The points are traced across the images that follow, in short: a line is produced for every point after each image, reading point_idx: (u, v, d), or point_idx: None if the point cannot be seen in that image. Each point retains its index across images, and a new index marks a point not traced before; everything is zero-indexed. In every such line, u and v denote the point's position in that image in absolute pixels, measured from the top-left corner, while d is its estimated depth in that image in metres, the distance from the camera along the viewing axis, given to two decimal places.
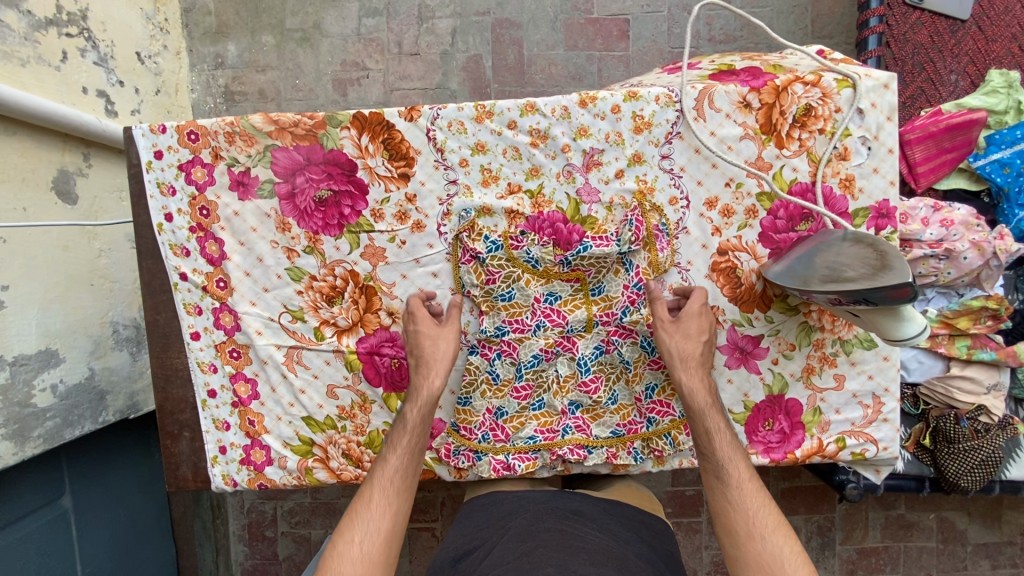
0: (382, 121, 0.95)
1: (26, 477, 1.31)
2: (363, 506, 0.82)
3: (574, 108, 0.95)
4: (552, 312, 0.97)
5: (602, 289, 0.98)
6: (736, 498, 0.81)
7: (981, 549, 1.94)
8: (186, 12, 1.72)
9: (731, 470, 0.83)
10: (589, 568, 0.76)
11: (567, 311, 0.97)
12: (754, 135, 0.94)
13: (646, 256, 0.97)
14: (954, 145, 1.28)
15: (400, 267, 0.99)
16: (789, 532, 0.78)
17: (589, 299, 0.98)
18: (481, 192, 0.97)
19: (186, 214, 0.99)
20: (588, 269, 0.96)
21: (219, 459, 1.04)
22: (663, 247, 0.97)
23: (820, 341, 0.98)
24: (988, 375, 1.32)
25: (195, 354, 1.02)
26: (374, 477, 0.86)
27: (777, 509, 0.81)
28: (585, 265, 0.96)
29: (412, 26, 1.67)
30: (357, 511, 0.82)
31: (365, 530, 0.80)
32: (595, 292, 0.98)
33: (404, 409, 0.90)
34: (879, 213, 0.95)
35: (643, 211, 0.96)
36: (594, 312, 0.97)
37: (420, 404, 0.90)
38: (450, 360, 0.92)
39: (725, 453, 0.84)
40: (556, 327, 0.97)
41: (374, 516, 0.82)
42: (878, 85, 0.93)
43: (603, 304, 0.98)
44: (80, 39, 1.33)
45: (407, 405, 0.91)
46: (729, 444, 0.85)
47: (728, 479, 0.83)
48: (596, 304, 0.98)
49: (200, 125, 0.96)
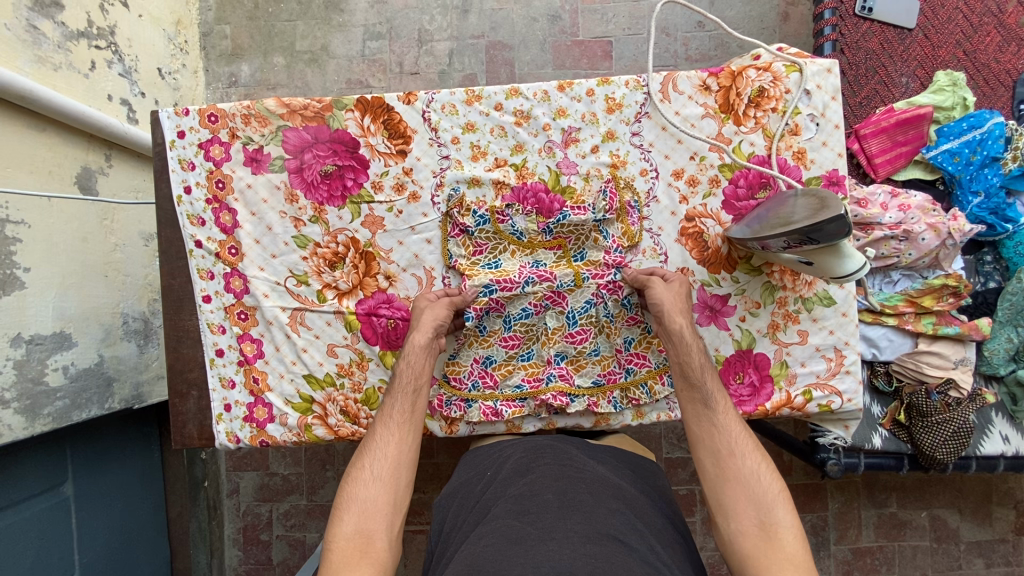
0: (383, 104, 1.07)
1: (31, 459, 1.33)
2: (372, 440, 0.92)
3: (553, 92, 1.06)
4: (541, 272, 1.03)
5: (584, 255, 1.06)
6: (720, 421, 0.91)
7: (975, 547, 1.83)
8: (204, 35, 1.87)
9: (718, 399, 0.92)
10: (587, 495, 0.85)
11: (555, 270, 1.04)
12: (714, 114, 1.06)
13: (619, 226, 1.06)
14: (908, 138, 1.36)
15: (397, 234, 1.09)
16: (758, 452, 0.88)
17: (572, 263, 1.06)
18: (471, 166, 1.08)
19: (204, 186, 1.09)
20: (568, 236, 1.05)
21: (223, 417, 1.11)
22: (635, 220, 1.07)
23: (784, 299, 1.07)
24: (954, 350, 1.31)
25: (206, 316, 1.10)
26: (379, 415, 0.95)
27: (751, 432, 0.91)
28: (565, 233, 1.05)
29: (413, 48, 1.83)
30: (365, 442, 0.93)
31: (373, 457, 0.90)
32: (577, 258, 1.06)
33: (399, 360, 0.98)
34: (829, 181, 1.06)
35: (617, 185, 1.06)
36: (582, 269, 1.04)
37: (413, 355, 0.97)
38: (434, 322, 0.99)
39: (714, 385, 0.94)
40: (545, 283, 1.02)
41: (379, 446, 0.91)
42: (822, 70, 1.04)
43: (590, 265, 1.05)
44: (108, 51, 1.47)
45: (401, 358, 0.98)
46: (714, 379, 0.94)
47: (715, 407, 0.92)
48: (580, 267, 1.05)
49: (220, 108, 1.08)
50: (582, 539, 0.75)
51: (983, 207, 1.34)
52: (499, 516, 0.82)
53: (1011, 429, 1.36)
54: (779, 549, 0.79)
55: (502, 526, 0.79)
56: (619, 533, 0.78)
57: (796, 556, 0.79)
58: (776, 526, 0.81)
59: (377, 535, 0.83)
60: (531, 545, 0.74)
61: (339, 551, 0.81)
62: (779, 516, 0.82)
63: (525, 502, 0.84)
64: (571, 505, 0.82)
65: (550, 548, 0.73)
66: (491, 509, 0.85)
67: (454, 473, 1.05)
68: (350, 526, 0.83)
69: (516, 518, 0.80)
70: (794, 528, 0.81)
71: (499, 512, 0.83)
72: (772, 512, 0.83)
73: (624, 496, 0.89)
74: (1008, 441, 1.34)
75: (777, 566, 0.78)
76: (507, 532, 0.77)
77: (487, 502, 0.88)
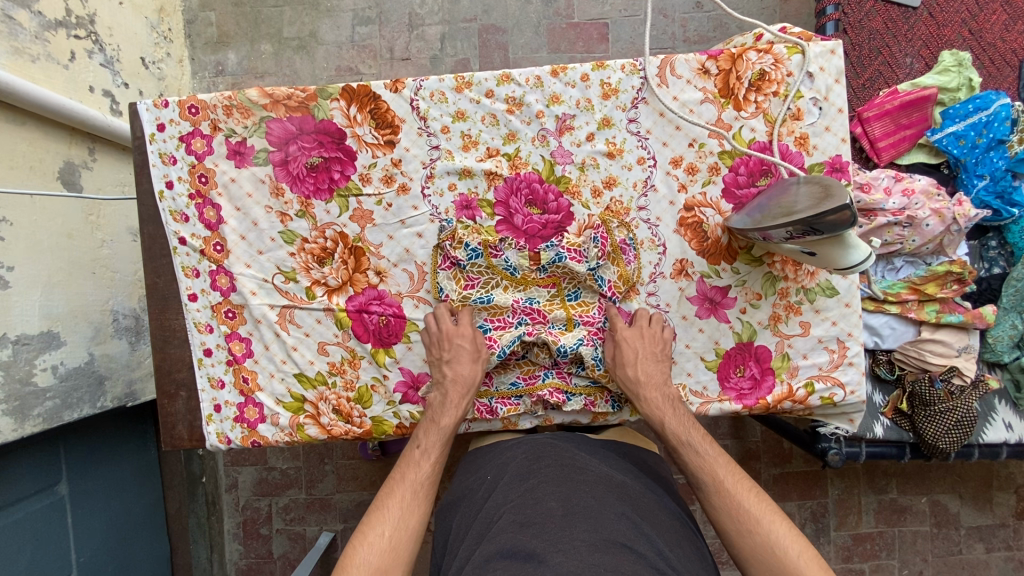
0: (369, 92, 1.03)
1: (22, 460, 1.31)
2: (387, 501, 0.90)
3: (546, 78, 1.02)
4: (533, 311, 1.01)
5: (578, 294, 1.03)
6: (719, 502, 0.89)
7: (975, 532, 1.82)
8: (189, 23, 1.81)
9: (706, 479, 0.91)
10: (591, 500, 0.83)
11: (547, 311, 1.01)
12: (714, 99, 1.02)
13: (615, 269, 1.02)
14: (911, 121, 1.31)
15: (387, 228, 1.06)
16: (777, 517, 0.85)
17: (566, 303, 1.03)
18: (462, 156, 1.04)
19: (186, 181, 1.06)
20: (564, 276, 1.02)
21: (213, 417, 1.08)
22: (630, 260, 1.03)
23: (785, 290, 1.04)
24: (958, 338, 1.28)
25: (193, 314, 1.07)
26: (406, 478, 0.93)
27: (762, 496, 0.88)
28: (561, 272, 1.02)
29: (404, 33, 1.77)
30: (376, 504, 0.91)
31: (396, 524, 0.88)
32: (572, 297, 1.03)
33: (437, 420, 0.97)
34: (833, 168, 1.02)
35: (608, 229, 1.02)
36: (573, 313, 1.02)
37: (452, 420, 0.97)
38: (472, 381, 0.98)
39: (697, 463, 0.93)
40: (537, 324, 1.01)
41: (397, 514, 0.89)
42: (826, 51, 1.00)
43: (582, 307, 1.03)
44: (87, 41, 1.42)
45: (438, 419, 0.98)
46: (699, 456, 0.93)
47: (707, 488, 0.91)
48: (574, 308, 1.03)
49: (200, 99, 1.04)
50: (589, 548, 0.73)
51: (989, 190, 1.30)
52: (504, 529, 0.79)
53: (1013, 416, 1.34)
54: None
55: (510, 541, 0.76)
56: (628, 539, 0.76)
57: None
58: None
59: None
60: (540, 560, 0.72)
61: None
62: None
63: (527, 511, 0.82)
64: (575, 512, 0.80)
65: (559, 560, 0.71)
66: (495, 521, 0.83)
67: (455, 478, 1.04)
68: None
69: (518, 530, 0.78)
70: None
71: (501, 524, 0.81)
72: None
73: (628, 494, 0.87)
74: (1011, 428, 1.33)
75: None
76: (513, 550, 0.74)
77: (488, 513, 0.87)
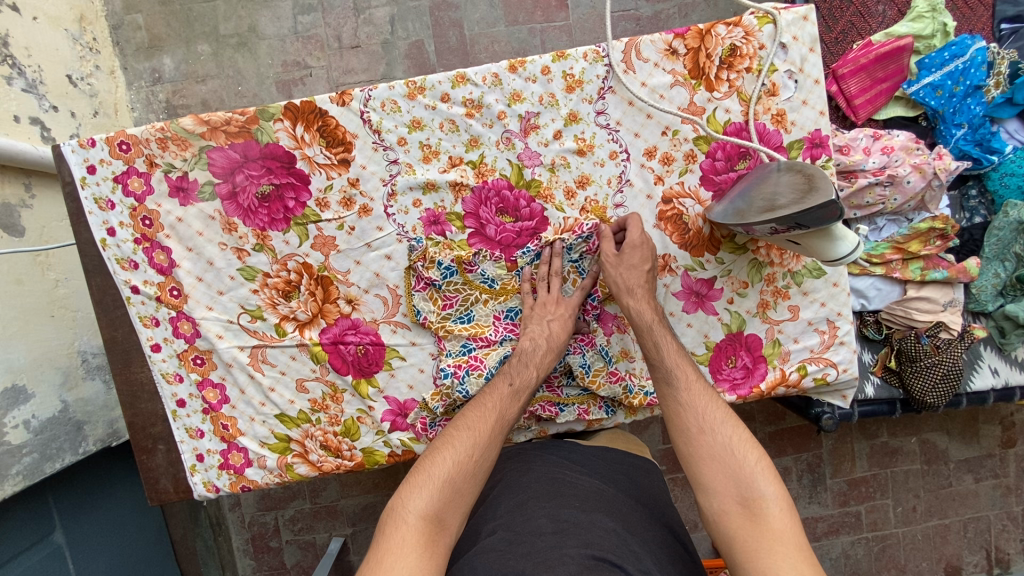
0: (314, 108, 0.95)
1: (9, 518, 1.26)
2: (479, 423, 0.84)
3: (504, 74, 0.95)
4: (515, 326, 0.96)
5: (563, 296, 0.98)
6: (685, 398, 0.85)
7: (964, 465, 1.88)
8: (114, 29, 1.66)
9: (680, 374, 0.87)
10: (580, 515, 0.81)
11: None
12: (684, 81, 0.96)
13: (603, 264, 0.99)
14: (887, 74, 1.25)
15: (353, 253, 0.99)
16: (737, 422, 0.83)
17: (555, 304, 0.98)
18: (424, 168, 0.98)
19: (129, 225, 0.98)
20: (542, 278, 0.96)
21: (197, 467, 1.04)
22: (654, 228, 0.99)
23: (771, 276, 1.01)
24: (942, 293, 1.27)
25: (159, 365, 1.02)
26: (499, 403, 0.86)
27: (722, 402, 0.86)
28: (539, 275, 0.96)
29: (350, 18, 1.65)
30: (464, 420, 0.85)
31: (484, 451, 0.82)
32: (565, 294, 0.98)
33: (540, 355, 0.90)
34: (813, 143, 0.97)
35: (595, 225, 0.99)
36: None
37: (552, 355, 0.91)
38: (566, 330, 0.92)
39: (672, 360, 0.88)
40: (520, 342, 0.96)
41: (485, 438, 0.83)
42: (799, 18, 0.94)
43: None
44: (4, 66, 1.27)
45: (540, 354, 0.90)
46: (676, 354, 0.89)
47: (677, 383, 0.87)
48: None
49: (130, 134, 0.95)
50: (579, 567, 0.71)
51: (968, 139, 1.26)
52: (492, 548, 0.78)
53: (999, 361, 1.32)
54: (767, 527, 0.74)
55: (497, 561, 0.74)
56: (617, 557, 0.74)
57: (785, 535, 0.73)
58: (759, 501, 0.76)
59: (448, 527, 0.75)
60: None
61: (410, 529, 0.73)
62: (762, 490, 0.76)
63: (516, 529, 0.80)
64: (565, 529, 0.78)
65: None
66: (483, 537, 0.82)
67: None
68: (424, 504, 0.76)
69: (507, 549, 0.76)
70: (779, 502, 0.75)
71: (491, 541, 0.79)
72: (754, 487, 0.77)
73: (618, 510, 0.86)
74: (997, 374, 1.31)
75: (764, 546, 0.72)
76: (501, 571, 0.72)
77: (477, 527, 0.86)
